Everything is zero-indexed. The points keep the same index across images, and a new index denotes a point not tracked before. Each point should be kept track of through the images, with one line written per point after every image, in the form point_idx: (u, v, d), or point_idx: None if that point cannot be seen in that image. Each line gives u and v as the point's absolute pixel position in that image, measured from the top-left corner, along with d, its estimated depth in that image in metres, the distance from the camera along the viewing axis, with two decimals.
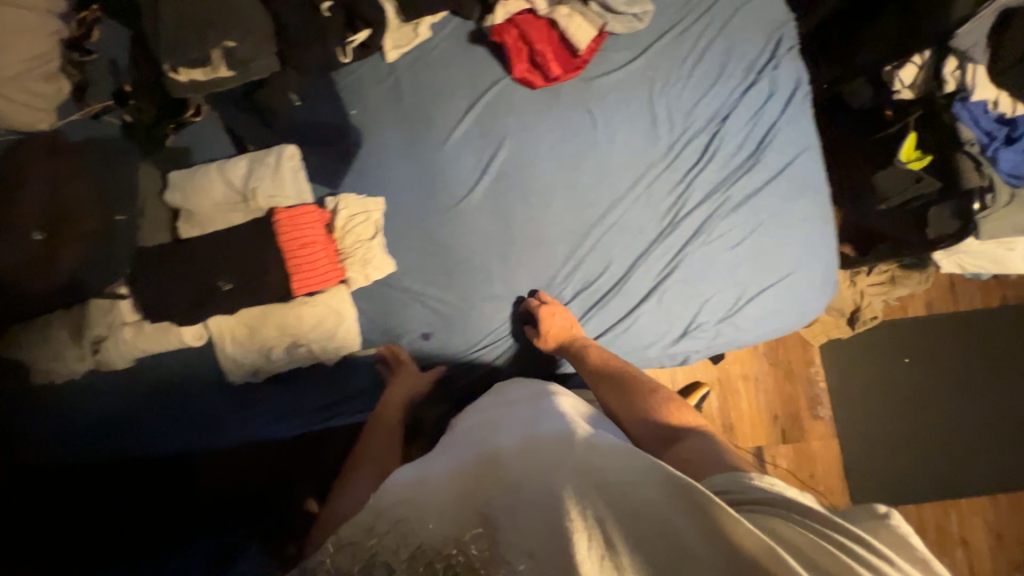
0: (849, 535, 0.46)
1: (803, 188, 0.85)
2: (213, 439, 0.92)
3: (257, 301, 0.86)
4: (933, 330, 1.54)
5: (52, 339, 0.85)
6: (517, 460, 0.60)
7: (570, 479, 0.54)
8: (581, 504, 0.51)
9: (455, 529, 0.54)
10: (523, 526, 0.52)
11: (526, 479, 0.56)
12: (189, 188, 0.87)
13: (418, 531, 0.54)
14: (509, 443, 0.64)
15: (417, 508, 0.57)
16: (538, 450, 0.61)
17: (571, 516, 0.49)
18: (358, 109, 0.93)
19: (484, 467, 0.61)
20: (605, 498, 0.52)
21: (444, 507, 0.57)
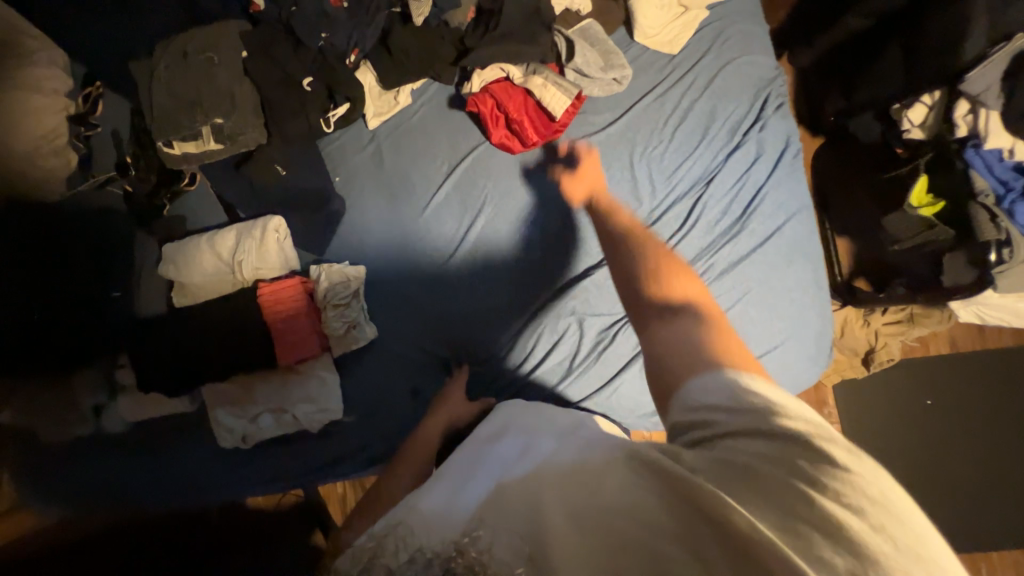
0: (824, 491, 0.36)
1: (792, 254, 0.81)
2: (204, 500, 0.94)
3: (246, 371, 0.89)
4: (957, 369, 1.45)
5: (56, 406, 0.89)
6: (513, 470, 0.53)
7: (564, 482, 0.46)
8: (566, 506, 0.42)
9: (449, 534, 0.46)
10: (515, 532, 0.43)
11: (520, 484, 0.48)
12: (181, 261, 0.90)
13: (414, 535, 0.48)
14: (511, 455, 0.57)
15: (420, 511, 0.51)
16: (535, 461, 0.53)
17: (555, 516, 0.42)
18: (342, 177, 0.95)
19: (483, 476, 0.55)
20: (601, 495, 0.42)
21: (443, 512, 0.50)
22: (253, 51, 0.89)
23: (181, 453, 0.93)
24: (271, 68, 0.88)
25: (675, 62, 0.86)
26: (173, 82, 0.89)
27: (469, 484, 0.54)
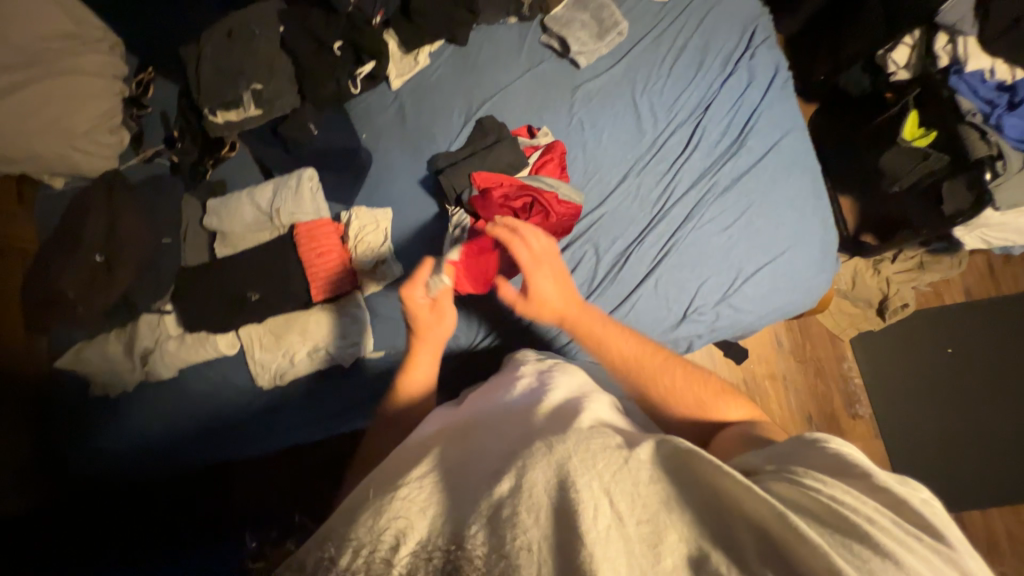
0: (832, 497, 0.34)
1: (789, 167, 0.88)
2: (245, 445, 0.98)
3: (279, 311, 0.95)
4: (976, 317, 1.45)
5: (108, 352, 0.95)
6: (513, 436, 0.46)
7: (583, 449, 0.40)
8: (592, 478, 0.37)
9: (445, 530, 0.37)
10: (531, 513, 0.35)
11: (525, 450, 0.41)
12: (223, 212, 0.98)
13: (397, 525, 0.37)
14: (507, 422, 0.50)
15: (403, 485, 0.40)
16: (536, 425, 0.47)
17: (582, 492, 0.35)
18: (368, 133, 1.04)
19: (477, 448, 0.46)
20: (628, 474, 0.37)
21: (433, 489, 0.40)
22: (291, 27, 1.01)
23: (223, 398, 0.98)
24: (308, 39, 1.00)
25: (667, 10, 0.97)
26: (218, 54, 0.99)
27: (461, 458, 0.45)
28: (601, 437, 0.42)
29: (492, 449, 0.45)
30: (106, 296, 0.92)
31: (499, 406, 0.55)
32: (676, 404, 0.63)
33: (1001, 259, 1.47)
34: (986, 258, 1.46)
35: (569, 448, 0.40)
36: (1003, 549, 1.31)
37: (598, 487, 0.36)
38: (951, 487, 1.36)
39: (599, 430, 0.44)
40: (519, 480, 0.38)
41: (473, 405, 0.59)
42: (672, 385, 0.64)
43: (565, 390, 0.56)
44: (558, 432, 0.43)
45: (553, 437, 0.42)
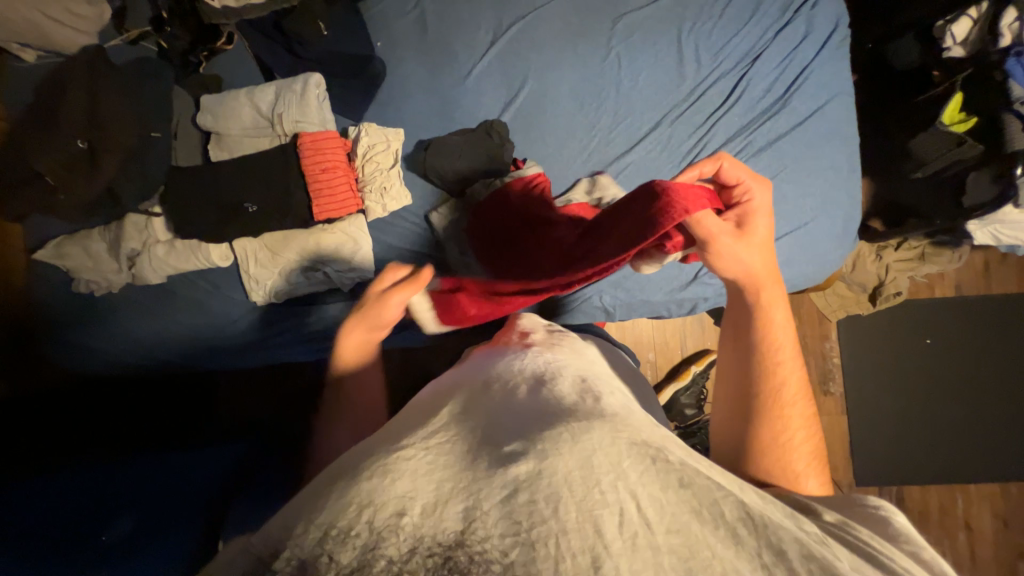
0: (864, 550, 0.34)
1: (829, 135, 0.84)
2: (242, 358, 1.01)
3: (280, 223, 0.89)
4: (960, 312, 1.49)
5: (92, 250, 0.92)
6: (529, 413, 0.43)
7: (613, 446, 0.37)
8: (621, 479, 0.33)
9: (446, 509, 0.32)
10: (549, 500, 0.31)
11: (546, 433, 0.38)
12: (220, 111, 0.90)
13: (395, 499, 0.33)
14: (521, 395, 0.47)
15: (411, 447, 0.38)
16: (557, 405, 0.44)
17: (607, 492, 0.32)
18: (383, 42, 0.94)
19: (485, 421, 0.43)
20: (657, 480, 0.34)
21: (440, 462, 0.36)
22: None
23: (219, 308, 0.99)
24: None
25: None
26: None
27: (474, 427, 0.42)
28: (628, 434, 0.40)
29: (506, 424, 0.42)
30: (88, 189, 0.84)
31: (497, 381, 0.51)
32: (784, 451, 0.57)
33: (999, 259, 1.49)
34: (985, 256, 1.48)
35: (594, 442, 0.37)
36: (931, 520, 1.46)
37: (626, 490, 0.32)
38: (898, 463, 1.47)
39: (624, 425, 0.42)
40: (538, 465, 0.34)
41: (462, 380, 0.55)
42: (794, 431, 0.58)
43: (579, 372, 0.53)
44: (582, 419, 0.41)
45: (577, 426, 0.39)
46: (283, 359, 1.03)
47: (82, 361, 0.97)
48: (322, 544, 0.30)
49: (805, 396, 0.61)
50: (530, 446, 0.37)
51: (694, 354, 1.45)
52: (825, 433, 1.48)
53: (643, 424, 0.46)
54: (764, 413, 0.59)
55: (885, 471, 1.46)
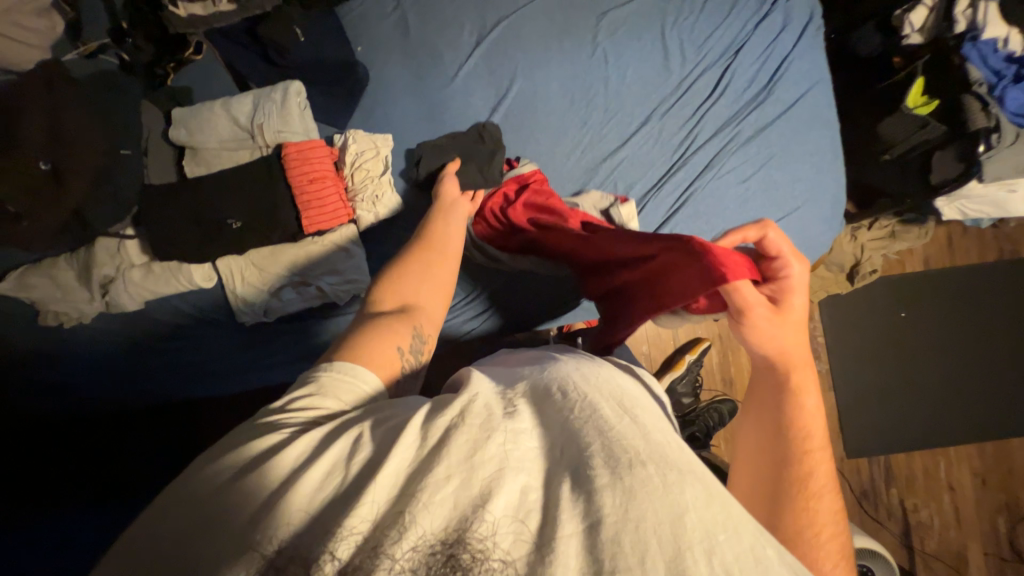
0: None
1: (812, 121, 0.89)
2: (232, 381, 0.97)
3: (266, 241, 0.85)
4: (930, 284, 1.58)
5: (60, 279, 0.85)
6: (624, 432, 0.39)
7: (706, 501, 0.36)
8: (713, 551, 0.33)
9: (533, 545, 0.34)
10: (635, 557, 0.32)
11: (636, 467, 0.36)
12: (194, 124, 0.85)
13: (488, 515, 0.35)
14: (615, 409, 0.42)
15: (498, 434, 0.38)
16: (654, 438, 0.39)
17: (694, 561, 0.32)
18: (364, 46, 0.92)
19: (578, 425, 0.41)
20: (746, 550, 0.34)
21: (528, 466, 0.37)
22: None
23: (204, 332, 0.94)
24: None
25: None
26: None
27: (559, 428, 0.41)
28: (728, 498, 0.37)
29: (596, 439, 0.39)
30: (55, 213, 0.78)
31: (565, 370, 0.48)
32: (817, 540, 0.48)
33: (960, 232, 1.58)
34: (948, 230, 1.57)
35: (692, 500, 0.35)
36: (917, 485, 1.53)
37: (716, 570, 0.32)
38: (883, 433, 1.53)
39: (726, 488, 0.38)
40: (626, 512, 0.34)
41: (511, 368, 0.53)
42: (821, 514, 0.50)
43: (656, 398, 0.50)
44: (672, 457, 0.38)
45: (673, 474, 0.36)
46: (274, 381, 0.99)
47: (54, 398, 0.91)
48: (408, 524, 0.35)
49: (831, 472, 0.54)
50: (620, 483, 0.35)
51: (686, 342, 1.47)
52: None
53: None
54: (792, 483, 0.51)
55: (872, 441, 1.53)
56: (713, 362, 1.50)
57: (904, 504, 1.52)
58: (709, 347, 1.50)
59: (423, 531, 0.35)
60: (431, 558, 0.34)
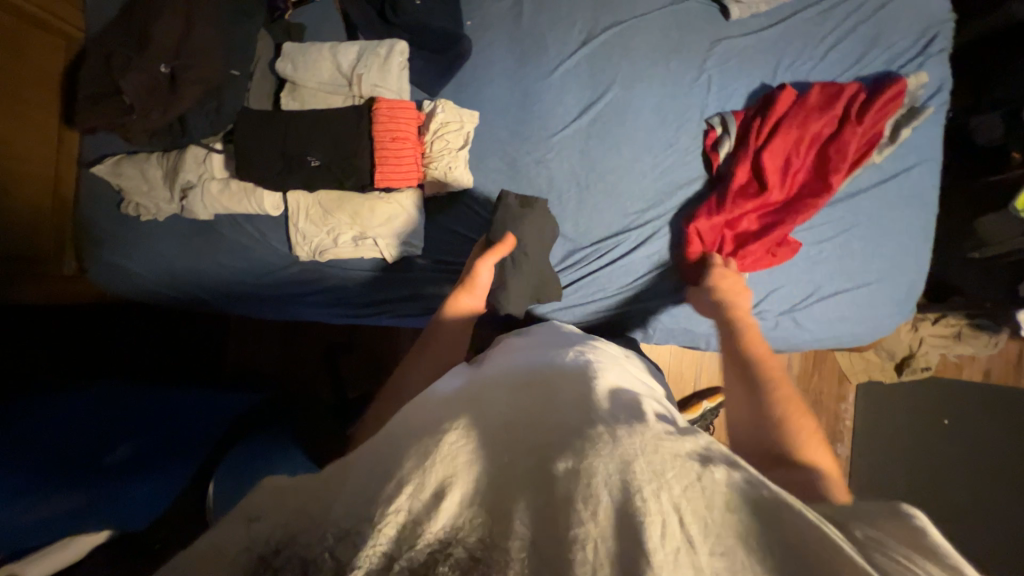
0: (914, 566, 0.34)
1: (911, 197, 0.85)
2: (269, 309, 1.02)
3: (337, 185, 0.89)
4: (983, 399, 1.47)
5: (149, 176, 0.92)
6: (570, 414, 0.49)
7: (649, 456, 0.41)
8: (662, 490, 0.38)
9: (493, 516, 0.39)
10: (586, 505, 0.37)
11: (586, 434, 0.44)
12: (301, 61, 0.89)
13: (451, 504, 0.39)
14: (562, 394, 0.53)
15: (452, 434, 0.45)
16: (598, 409, 0.49)
17: (648, 503, 0.37)
18: (475, 22, 0.93)
19: (523, 417, 0.49)
20: (701, 495, 0.38)
21: (482, 454, 0.44)
22: None
23: (259, 257, 0.98)
24: None
25: None
26: None
27: (511, 420, 0.49)
28: (670, 443, 0.44)
29: (544, 425, 0.48)
30: (160, 115, 0.84)
31: (541, 376, 0.57)
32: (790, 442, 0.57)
33: None
34: (1019, 346, 1.46)
35: (634, 449, 0.42)
36: None
37: (667, 502, 0.37)
38: None
39: (665, 436, 0.45)
40: (579, 465, 0.40)
41: (502, 367, 0.62)
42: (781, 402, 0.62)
43: (615, 378, 0.59)
44: (622, 427, 0.46)
45: (618, 431, 0.44)
46: (308, 317, 1.03)
47: (115, 282, 0.98)
48: (378, 525, 0.37)
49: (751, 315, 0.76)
50: (571, 451, 0.42)
51: (706, 388, 1.43)
52: None
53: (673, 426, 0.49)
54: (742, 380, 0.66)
55: None
56: None
57: None
58: None
59: (386, 530, 0.37)
60: (416, 553, 0.36)
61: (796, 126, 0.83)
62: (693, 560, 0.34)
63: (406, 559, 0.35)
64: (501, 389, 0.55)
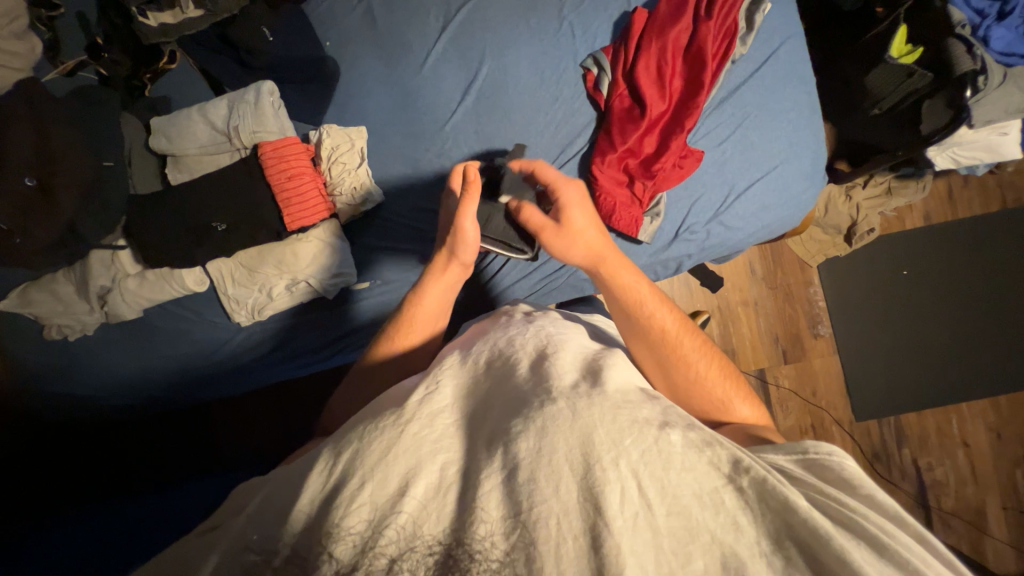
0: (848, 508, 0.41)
1: (788, 77, 0.90)
2: (232, 384, 1.00)
3: (252, 242, 0.87)
4: (931, 240, 1.54)
5: (61, 294, 0.88)
6: (530, 390, 0.49)
7: (611, 427, 0.44)
8: (620, 457, 0.41)
9: (458, 507, 0.41)
10: (547, 483, 0.40)
11: (545, 411, 0.45)
12: (172, 132, 0.87)
13: (413, 500, 0.41)
14: (522, 372, 0.52)
15: (412, 424, 0.46)
16: (555, 383, 0.49)
17: (608, 472, 0.40)
18: (333, 41, 0.93)
19: (487, 400, 0.50)
20: (658, 460, 0.42)
21: (445, 444, 0.45)
22: None
23: (203, 335, 0.95)
24: None
25: None
26: None
27: (473, 409, 0.50)
28: (629, 409, 0.47)
29: (504, 408, 0.48)
30: (48, 229, 0.80)
31: (492, 352, 0.58)
32: (709, 390, 0.66)
33: (960, 183, 1.54)
34: (946, 181, 1.53)
35: (595, 420, 0.44)
36: (931, 443, 1.51)
37: (626, 469, 0.40)
38: (892, 394, 1.52)
39: (626, 402, 0.48)
40: (540, 443, 0.42)
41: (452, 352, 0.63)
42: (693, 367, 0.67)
43: (574, 346, 0.59)
44: (584, 399, 0.47)
45: (578, 402, 0.46)
46: (274, 379, 1.03)
47: (64, 412, 0.93)
48: (343, 526, 0.39)
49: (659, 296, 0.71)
50: (531, 426, 0.44)
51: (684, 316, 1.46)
52: (821, 375, 1.52)
53: (637, 390, 0.53)
54: (660, 362, 0.66)
55: (882, 405, 1.51)
56: (714, 335, 1.49)
57: (919, 463, 1.50)
58: (709, 320, 1.49)
59: (351, 534, 0.39)
60: (376, 559, 0.37)
61: (656, 38, 0.87)
62: (649, 523, 0.38)
63: (378, 552, 0.38)
64: (464, 370, 0.55)
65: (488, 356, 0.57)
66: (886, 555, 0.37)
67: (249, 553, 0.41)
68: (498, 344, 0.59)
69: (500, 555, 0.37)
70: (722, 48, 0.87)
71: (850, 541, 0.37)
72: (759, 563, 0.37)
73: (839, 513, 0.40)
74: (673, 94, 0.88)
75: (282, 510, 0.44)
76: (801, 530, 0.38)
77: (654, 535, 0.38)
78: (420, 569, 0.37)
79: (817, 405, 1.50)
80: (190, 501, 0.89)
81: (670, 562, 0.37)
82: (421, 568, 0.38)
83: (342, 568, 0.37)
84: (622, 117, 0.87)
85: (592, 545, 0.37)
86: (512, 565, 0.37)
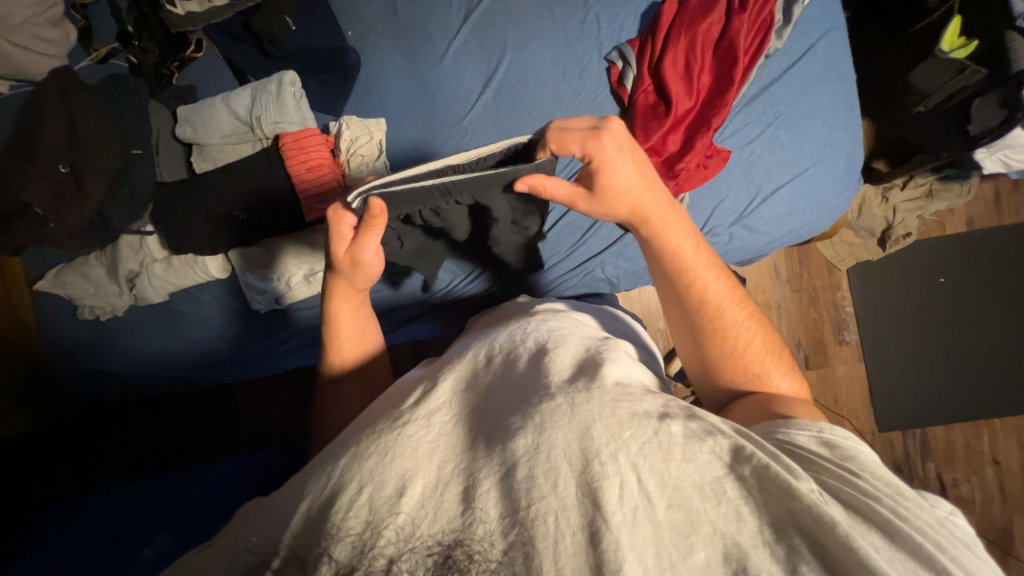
0: (868, 494, 0.41)
1: (824, 71, 0.86)
2: (253, 367, 1.03)
3: (272, 230, 0.89)
4: (975, 246, 1.46)
5: (93, 276, 0.92)
6: (530, 386, 0.49)
7: (609, 423, 0.43)
8: (619, 452, 0.41)
9: (456, 504, 0.40)
10: (546, 480, 0.39)
11: (542, 407, 0.45)
12: (198, 121, 0.87)
13: (410, 498, 0.41)
14: (521, 369, 0.52)
15: (409, 426, 0.46)
16: (554, 378, 0.49)
17: (607, 467, 0.39)
18: (355, 31, 0.93)
19: (485, 394, 0.51)
20: (657, 449, 0.41)
21: (443, 441, 0.45)
22: None
23: (225, 320, 0.98)
24: None
25: None
26: None
27: (470, 403, 0.50)
28: (629, 403, 0.46)
29: (505, 404, 0.48)
30: (81, 213, 0.83)
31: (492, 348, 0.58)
32: (747, 366, 0.64)
33: (1010, 187, 1.45)
34: (994, 185, 1.44)
35: (594, 414, 0.43)
36: (957, 457, 1.45)
37: (625, 463, 0.40)
38: (920, 406, 1.46)
39: (626, 395, 0.47)
40: (538, 440, 0.42)
41: (453, 351, 0.64)
42: (740, 340, 0.65)
43: (576, 341, 0.58)
44: (581, 390, 0.47)
45: (577, 397, 0.45)
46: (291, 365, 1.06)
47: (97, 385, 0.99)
48: (342, 526, 0.40)
49: (735, 292, 0.67)
50: (530, 423, 0.44)
51: None
52: (844, 383, 1.46)
53: (638, 385, 0.51)
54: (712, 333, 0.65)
55: (907, 417, 1.45)
56: None
57: (942, 477, 1.44)
58: None
59: (348, 534, 0.39)
60: (372, 561, 0.37)
61: (685, 31, 0.84)
62: (650, 517, 0.38)
63: (377, 552, 0.38)
64: (462, 368, 0.55)
65: (489, 354, 0.57)
66: (892, 539, 0.37)
67: (248, 554, 0.42)
68: (498, 343, 0.58)
69: (499, 555, 0.37)
70: (754, 43, 0.83)
71: (861, 527, 0.38)
72: (762, 552, 0.36)
73: (856, 501, 0.40)
74: (700, 90, 0.85)
75: (290, 501, 0.45)
76: (801, 517, 0.37)
77: (655, 529, 0.37)
78: (419, 568, 0.36)
79: (837, 413, 1.46)
80: (213, 478, 0.93)
81: (671, 555, 0.36)
82: (421, 567, 0.37)
83: (341, 568, 0.37)
84: (645, 114, 0.85)
85: (591, 541, 0.36)
86: (512, 565, 0.36)
